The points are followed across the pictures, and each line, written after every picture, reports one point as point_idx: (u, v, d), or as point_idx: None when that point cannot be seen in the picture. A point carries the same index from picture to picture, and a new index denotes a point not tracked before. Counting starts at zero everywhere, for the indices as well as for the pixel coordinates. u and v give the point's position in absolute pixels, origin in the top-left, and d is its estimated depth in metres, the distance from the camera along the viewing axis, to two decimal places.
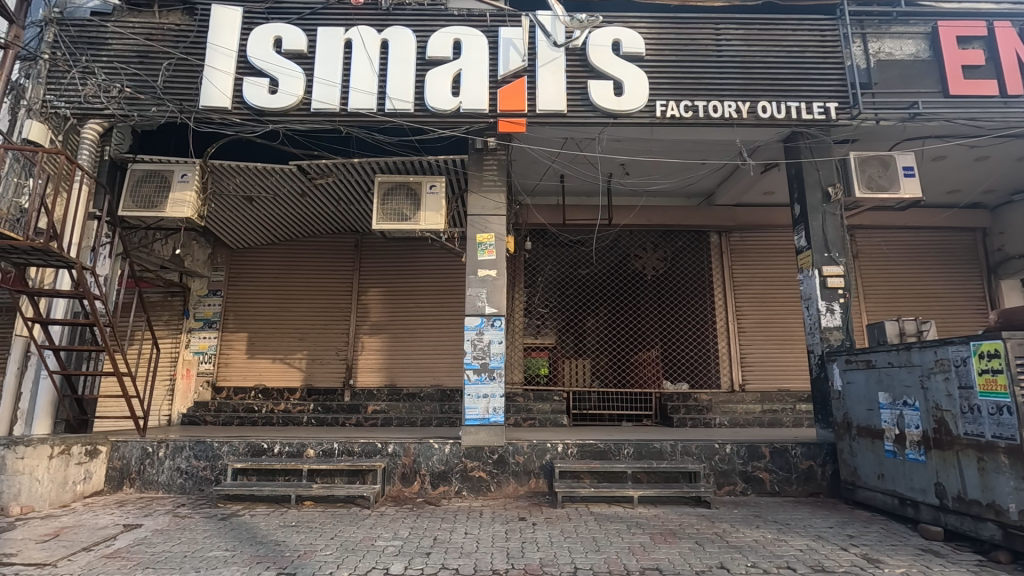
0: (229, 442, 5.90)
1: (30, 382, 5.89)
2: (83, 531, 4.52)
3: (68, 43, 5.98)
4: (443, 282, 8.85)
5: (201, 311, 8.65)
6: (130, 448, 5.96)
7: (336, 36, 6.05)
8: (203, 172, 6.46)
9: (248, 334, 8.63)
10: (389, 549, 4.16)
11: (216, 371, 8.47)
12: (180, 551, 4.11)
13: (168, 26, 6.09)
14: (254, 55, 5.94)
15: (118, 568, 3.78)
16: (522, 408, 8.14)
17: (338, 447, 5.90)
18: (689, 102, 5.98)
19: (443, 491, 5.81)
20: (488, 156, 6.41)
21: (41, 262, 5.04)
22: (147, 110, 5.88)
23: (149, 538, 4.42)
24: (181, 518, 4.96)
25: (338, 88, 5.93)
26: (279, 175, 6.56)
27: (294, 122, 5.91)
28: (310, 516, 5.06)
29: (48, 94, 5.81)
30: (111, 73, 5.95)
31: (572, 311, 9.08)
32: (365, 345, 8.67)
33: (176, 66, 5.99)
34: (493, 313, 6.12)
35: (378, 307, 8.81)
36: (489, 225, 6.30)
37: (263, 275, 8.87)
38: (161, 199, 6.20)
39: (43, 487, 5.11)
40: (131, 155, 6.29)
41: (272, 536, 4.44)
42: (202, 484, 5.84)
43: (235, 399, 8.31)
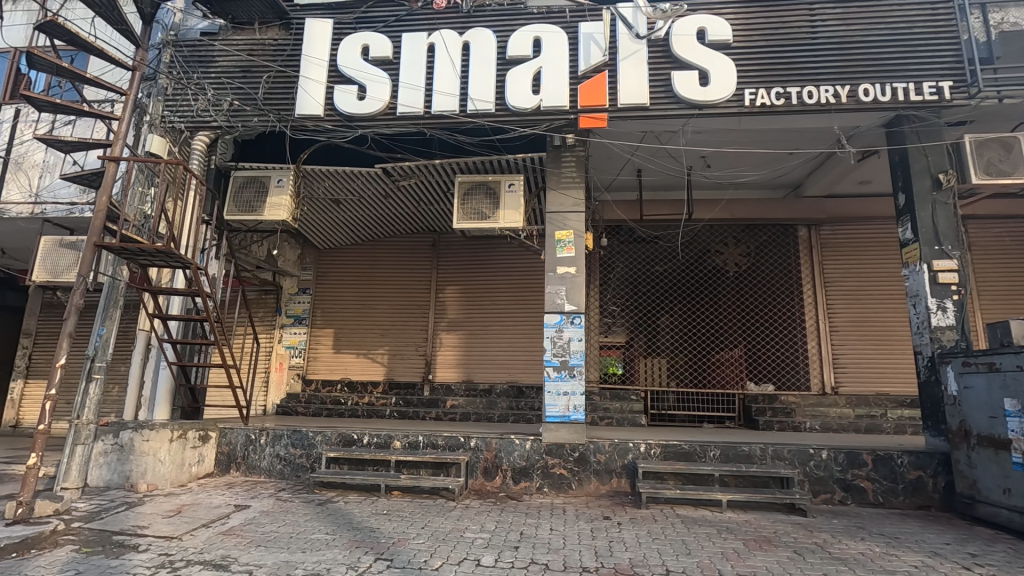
0: (322, 432, 6.23)
1: (151, 371, 6.50)
2: (201, 509, 4.93)
3: (182, 63, 6.55)
4: (518, 280, 8.91)
5: (292, 308, 9.19)
6: (235, 434, 6.44)
7: (420, 40, 6.24)
8: (297, 176, 6.85)
9: (335, 330, 9.09)
10: (478, 541, 4.25)
11: (306, 365, 8.97)
12: (287, 532, 4.41)
13: (268, 41, 6.51)
14: (344, 64, 6.23)
15: (234, 544, 4.10)
16: (599, 407, 8.06)
17: (423, 440, 6.08)
18: (782, 90, 5.69)
19: (525, 487, 5.86)
20: (567, 152, 6.37)
21: (163, 263, 5.51)
22: (249, 121, 6.32)
23: (257, 518, 4.76)
24: (283, 502, 5.30)
25: (423, 92, 6.12)
26: (365, 178, 6.84)
27: (382, 126, 6.16)
28: (399, 506, 5.27)
29: (166, 110, 6.39)
30: (218, 88, 6.43)
31: (649, 308, 8.86)
32: (443, 341, 8.88)
33: (275, 78, 6.39)
34: (573, 311, 6.10)
35: (455, 304, 9.01)
36: (568, 222, 6.28)
37: (348, 274, 9.31)
38: (261, 203, 6.65)
39: (164, 467, 5.62)
40: (234, 164, 6.82)
41: (367, 523, 4.66)
42: (299, 471, 6.19)
43: (324, 391, 8.78)
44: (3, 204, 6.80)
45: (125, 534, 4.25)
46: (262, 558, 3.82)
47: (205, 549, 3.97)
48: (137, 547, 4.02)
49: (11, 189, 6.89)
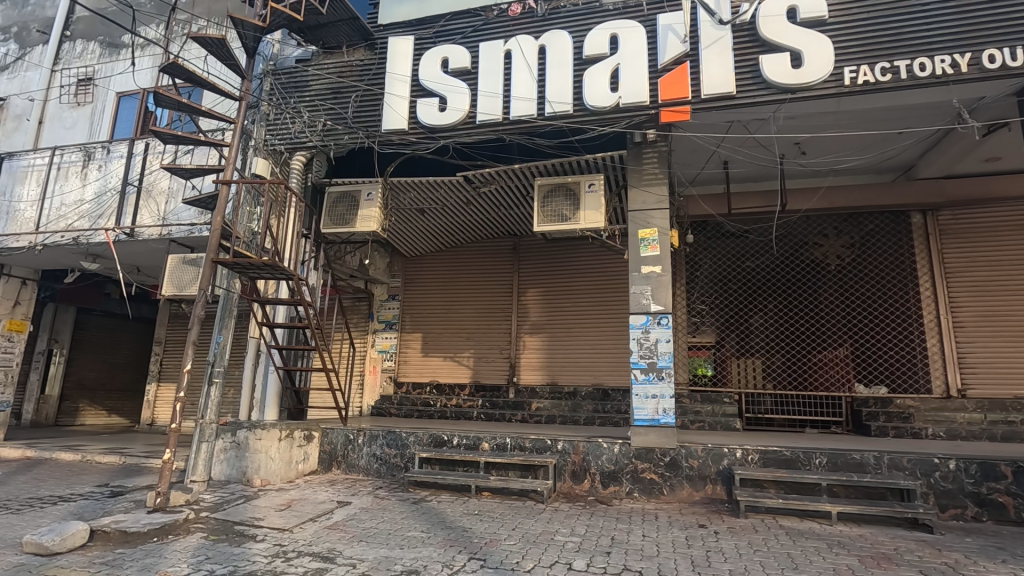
0: (414, 433, 6.46)
1: (261, 375, 7.08)
2: (308, 504, 5.29)
3: (280, 90, 7.09)
4: (600, 281, 8.80)
5: (383, 314, 9.64)
6: (336, 434, 6.83)
7: (496, 49, 6.33)
8: (384, 189, 7.19)
9: (422, 334, 9.42)
10: (569, 545, 4.23)
11: (397, 368, 9.36)
12: (385, 528, 4.62)
13: (355, 63, 6.88)
14: (425, 77, 6.47)
15: (338, 538, 4.36)
16: (689, 410, 7.77)
17: (511, 442, 6.13)
18: (888, 64, 5.21)
19: (614, 491, 5.75)
20: (648, 148, 6.21)
21: (269, 275, 5.97)
22: (340, 138, 6.72)
23: (358, 514, 5.03)
24: (381, 500, 5.57)
25: (501, 99, 6.22)
26: (447, 186, 7.04)
27: (463, 135, 6.32)
28: (490, 507, 5.36)
29: (268, 134, 6.94)
30: (313, 110, 6.89)
31: (739, 307, 8.42)
32: (526, 344, 8.94)
33: (362, 97, 6.75)
34: (660, 311, 5.92)
35: (537, 307, 9.04)
36: (651, 220, 6.12)
37: (434, 280, 9.62)
38: (353, 216, 7.05)
39: (275, 464, 6.10)
40: (328, 180, 7.25)
41: (460, 522, 4.78)
42: (394, 470, 6.46)
43: (414, 393, 9.13)
44: (138, 227, 7.66)
45: (244, 525, 4.65)
46: (364, 553, 4.03)
47: (313, 542, 4.25)
48: (255, 537, 4.38)
49: (144, 214, 7.75)
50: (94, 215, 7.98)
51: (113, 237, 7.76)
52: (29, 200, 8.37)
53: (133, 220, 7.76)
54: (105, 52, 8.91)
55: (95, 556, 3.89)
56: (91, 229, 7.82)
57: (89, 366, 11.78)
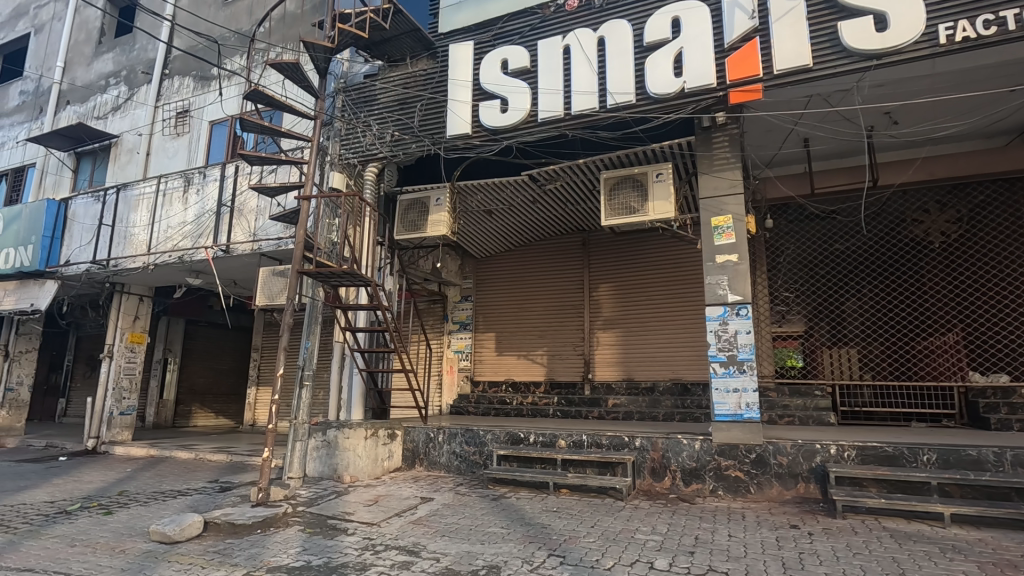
0: (492, 431, 6.57)
1: (347, 377, 7.48)
2: (394, 500, 5.53)
3: (351, 105, 7.45)
4: (672, 272, 8.55)
5: (457, 315, 9.88)
6: (417, 432, 7.08)
7: (555, 45, 6.31)
8: (452, 193, 7.38)
9: (496, 334, 9.55)
10: (650, 543, 4.15)
11: (473, 367, 9.55)
12: (467, 524, 4.74)
13: (419, 73, 7.09)
14: (486, 81, 6.56)
15: (422, 533, 4.53)
16: (777, 404, 7.33)
17: (587, 439, 6.08)
18: (991, 16, 4.70)
19: (697, 489, 5.57)
20: (718, 132, 5.95)
21: (349, 283, 6.28)
22: (409, 148, 6.96)
23: (441, 510, 5.20)
24: (461, 496, 5.72)
25: (561, 95, 6.19)
26: (513, 187, 7.09)
27: (525, 135, 6.36)
28: (569, 504, 5.36)
29: (342, 149, 7.32)
30: (382, 122, 7.18)
31: (829, 293, 7.87)
32: (600, 340, 8.84)
33: (427, 105, 6.95)
34: (738, 301, 5.66)
35: (609, 302, 8.91)
36: (724, 207, 5.86)
37: (504, 279, 9.72)
38: (424, 222, 7.28)
39: (362, 461, 6.43)
40: (399, 188, 7.53)
41: (539, 519, 4.81)
42: (474, 467, 6.60)
43: (491, 392, 9.28)
44: (233, 244, 8.32)
45: (336, 519, 4.94)
46: (447, 547, 4.16)
47: (399, 536, 4.44)
48: (346, 530, 4.64)
49: (237, 231, 8.40)
50: (195, 235, 8.74)
51: (211, 254, 8.48)
52: (142, 225, 9.32)
53: (227, 237, 8.43)
54: (197, 85, 9.74)
55: (209, 545, 4.29)
56: (193, 248, 8.59)
57: (199, 372, 12.95)
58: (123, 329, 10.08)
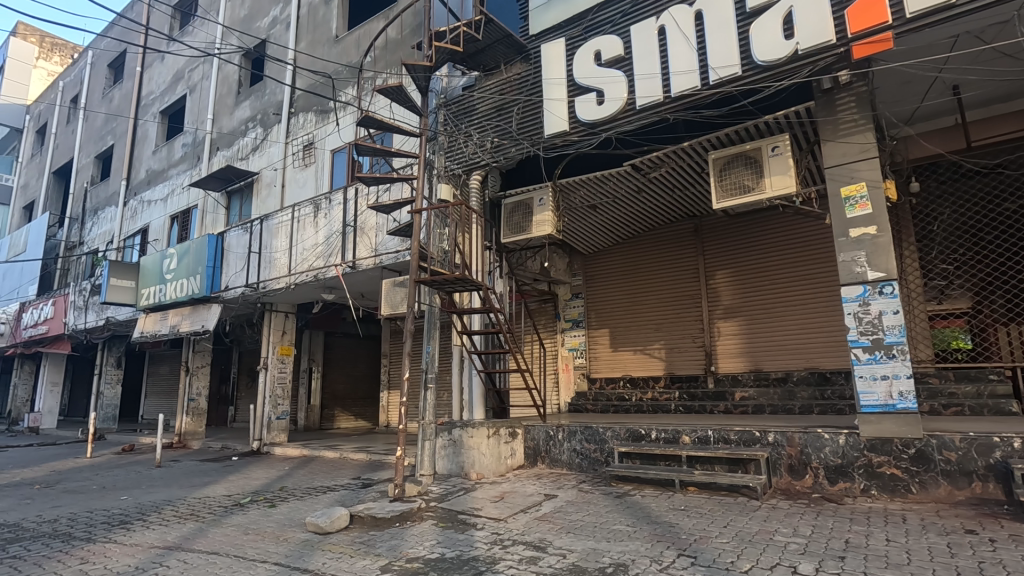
0: (611, 428, 6.48)
1: (467, 378, 7.79)
2: (519, 496, 5.67)
3: (452, 118, 7.76)
4: (798, 253, 7.87)
5: (569, 313, 9.86)
6: (537, 431, 7.17)
7: (649, 27, 6.08)
8: (555, 191, 7.42)
9: (609, 330, 9.39)
10: (792, 546, 3.84)
11: (589, 364, 9.46)
12: (592, 521, 4.72)
13: (514, 77, 7.19)
14: (580, 75, 6.52)
15: (548, 529, 4.59)
16: (939, 393, 6.46)
17: (714, 435, 5.77)
18: None
19: (845, 488, 5.05)
20: (842, 93, 5.37)
21: (462, 288, 6.54)
22: (509, 152, 7.11)
23: (565, 507, 5.23)
24: (585, 493, 5.71)
25: (659, 78, 5.97)
26: (616, 179, 6.94)
27: (624, 124, 6.21)
28: (698, 502, 5.13)
29: (447, 161, 7.67)
30: (481, 130, 7.41)
31: (999, 260, 6.76)
32: (721, 330, 8.35)
33: (524, 108, 7.05)
34: (880, 278, 5.06)
35: (728, 289, 8.39)
36: (856, 174, 5.28)
37: (614, 274, 9.54)
38: (529, 223, 7.39)
39: (486, 459, 6.67)
40: (502, 193, 7.71)
41: (666, 518, 4.66)
42: (596, 464, 6.55)
43: (608, 388, 9.11)
44: (358, 260, 9.03)
45: (466, 514, 5.17)
46: (573, 544, 4.18)
47: (526, 532, 4.54)
48: (476, 525, 4.84)
49: (360, 248, 9.10)
50: (326, 254, 9.62)
51: (341, 271, 9.28)
52: (282, 250, 10.46)
53: (352, 254, 9.17)
54: (318, 118, 10.72)
55: (355, 536, 4.69)
56: (325, 266, 9.47)
57: (338, 379, 14.23)
58: (275, 342, 11.39)
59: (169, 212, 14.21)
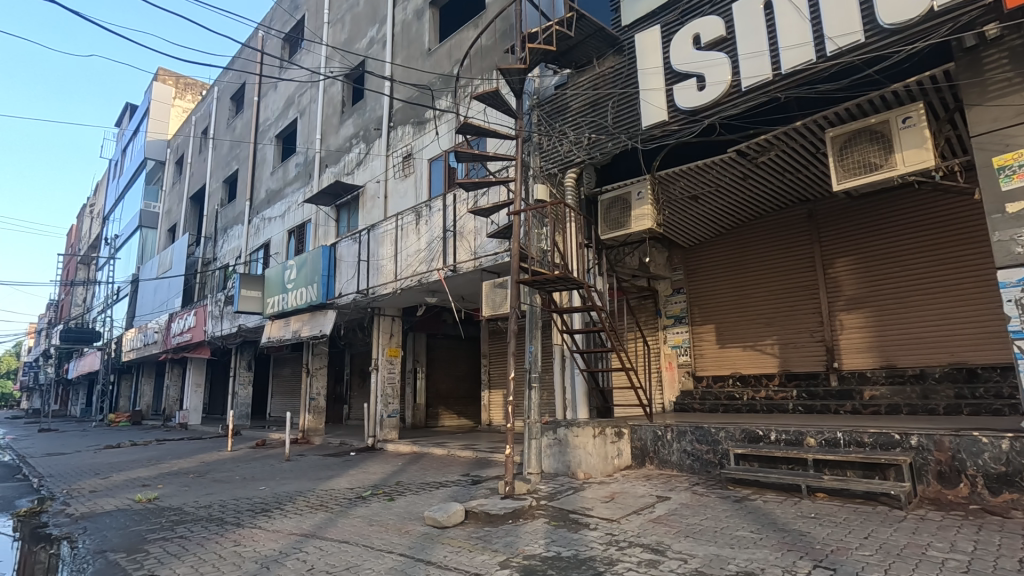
0: (725, 428, 6.16)
1: (569, 378, 7.77)
2: (630, 497, 5.55)
3: (546, 118, 7.80)
4: (937, 235, 7.03)
5: (671, 309, 9.53)
6: (644, 431, 6.99)
7: (753, 2, 5.73)
8: (654, 184, 7.22)
9: (715, 325, 8.95)
10: (951, 563, 3.43)
11: (694, 362, 9.08)
12: (711, 526, 4.51)
13: (607, 71, 7.07)
14: (678, 61, 6.27)
15: (665, 532, 4.45)
16: None
17: (844, 437, 5.30)
18: None
19: (1011, 500, 4.44)
20: (990, 50, 4.72)
21: (562, 287, 6.53)
22: (606, 147, 7.00)
23: (680, 510, 5.05)
24: (700, 496, 5.47)
25: (767, 56, 5.62)
26: (719, 166, 6.60)
27: (728, 108, 5.90)
28: (829, 510, 4.73)
29: (542, 161, 7.72)
30: (576, 128, 7.36)
31: None
32: (845, 323, 7.66)
33: (619, 101, 6.91)
34: None
35: (851, 278, 7.68)
36: (1011, 141, 4.62)
37: (718, 266, 9.08)
38: (628, 218, 7.24)
39: (593, 459, 6.62)
40: (599, 189, 7.62)
41: (794, 526, 4.34)
42: (709, 467, 6.26)
43: (717, 387, 8.68)
44: (458, 263, 9.31)
45: (577, 514, 5.16)
46: (694, 549, 4.02)
47: (641, 534, 4.44)
48: (589, 525, 4.80)
49: (460, 252, 9.37)
50: (428, 259, 10.02)
51: (443, 274, 9.63)
52: (388, 257, 11.05)
53: (453, 258, 9.48)
54: (416, 130, 11.21)
55: (471, 531, 4.84)
56: (428, 271, 9.88)
57: (441, 379, 14.79)
58: (383, 345, 12.05)
59: (286, 227, 15.51)
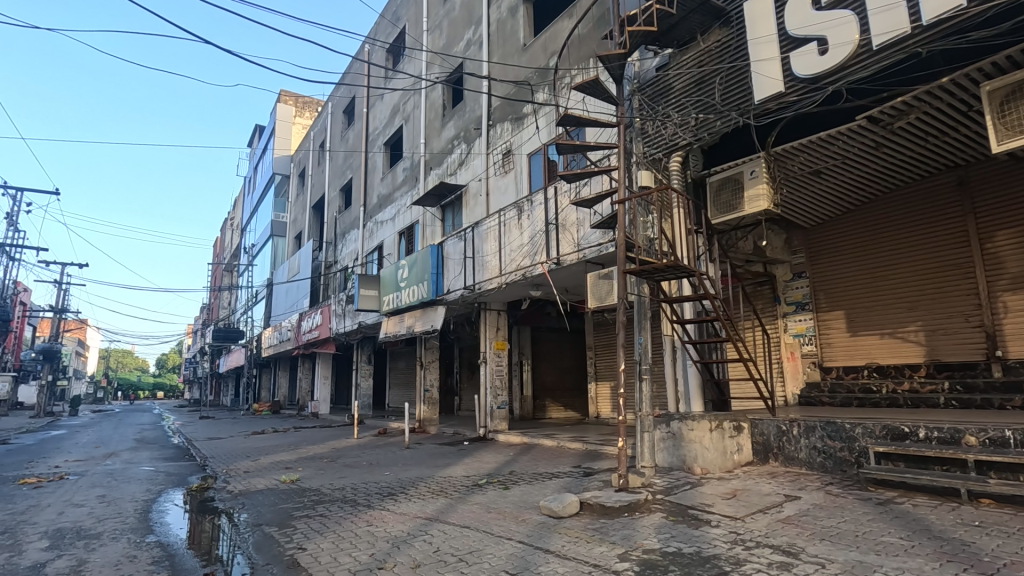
0: (862, 423, 5.62)
1: (681, 369, 7.53)
2: (754, 495, 5.26)
3: (648, 102, 7.54)
4: None
5: (792, 295, 8.85)
6: (767, 425, 6.57)
7: None
8: (769, 161, 6.72)
9: (845, 312, 8.15)
10: None
11: (821, 352, 8.36)
12: (851, 529, 4.14)
13: (713, 45, 6.70)
14: (795, 25, 5.78)
15: (796, 534, 4.16)
16: None
17: (1014, 437, 4.62)
18: None
19: None
20: None
21: (673, 275, 6.29)
22: (714, 127, 6.66)
23: (813, 511, 4.69)
24: (835, 497, 5.05)
25: (903, 7, 5.01)
26: (846, 138, 5.98)
27: (857, 71, 5.37)
28: (997, 518, 4.16)
29: (645, 147, 7.52)
30: (681, 109, 7.06)
31: None
32: (1009, 305, 6.62)
33: (728, 77, 6.52)
34: None
35: (1015, 253, 6.62)
36: None
37: (847, 247, 8.27)
38: (740, 200, 6.82)
39: (711, 454, 6.33)
40: (706, 171, 7.27)
41: (954, 534, 3.86)
42: (844, 466, 5.75)
43: (849, 378, 7.94)
44: (562, 256, 9.32)
45: (697, 510, 4.97)
46: (832, 553, 3.72)
47: (769, 534, 4.19)
48: (710, 522, 4.62)
49: (563, 244, 9.38)
50: (532, 253, 10.13)
51: (547, 268, 9.68)
52: (492, 253, 11.32)
53: (556, 251, 9.51)
54: (515, 126, 11.37)
55: (587, 523, 4.85)
56: (532, 264, 9.99)
57: (547, 371, 14.95)
58: (491, 338, 12.40)
59: (397, 229, 16.44)
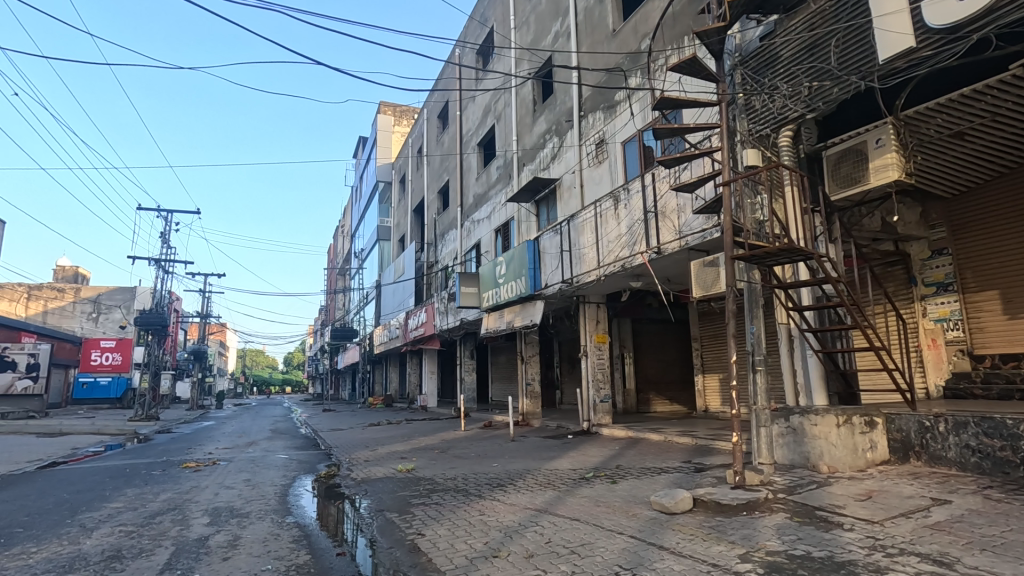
0: None
1: (799, 360, 7.01)
2: (894, 497, 4.77)
3: (751, 75, 7.05)
4: None
5: (931, 275, 7.84)
6: (906, 420, 5.92)
7: None
8: (898, 127, 6.04)
9: (1000, 292, 7.11)
10: None
11: (970, 338, 7.35)
12: (1019, 539, 3.62)
13: (826, 5, 6.07)
14: None
15: (949, 542, 3.71)
16: None
17: None
18: None
19: None
20: None
21: (788, 259, 5.83)
22: (830, 95, 6.12)
23: (968, 517, 4.16)
24: (994, 502, 4.45)
25: None
26: (995, 92, 5.21)
27: (1009, 13, 4.65)
28: None
29: (750, 124, 7.09)
30: (790, 79, 6.53)
31: None
32: None
33: (845, 38, 5.92)
34: None
35: None
36: None
37: (1001, 217, 7.20)
38: (864, 172, 6.19)
39: (839, 451, 5.81)
40: (822, 144, 6.72)
41: None
42: (1006, 467, 5.04)
43: (1008, 367, 6.89)
44: (662, 245, 9.02)
45: (826, 511, 4.60)
46: (996, 566, 3.27)
47: (915, 541, 3.77)
48: (842, 525, 4.25)
49: (663, 232, 9.06)
50: (631, 243, 9.88)
51: (647, 257, 9.41)
52: (589, 245, 11.20)
53: (656, 239, 9.22)
54: (607, 114, 11.17)
55: (703, 520, 4.67)
56: (631, 255, 9.77)
57: (650, 364, 14.58)
58: (591, 331, 12.28)
59: (493, 227, 16.80)
